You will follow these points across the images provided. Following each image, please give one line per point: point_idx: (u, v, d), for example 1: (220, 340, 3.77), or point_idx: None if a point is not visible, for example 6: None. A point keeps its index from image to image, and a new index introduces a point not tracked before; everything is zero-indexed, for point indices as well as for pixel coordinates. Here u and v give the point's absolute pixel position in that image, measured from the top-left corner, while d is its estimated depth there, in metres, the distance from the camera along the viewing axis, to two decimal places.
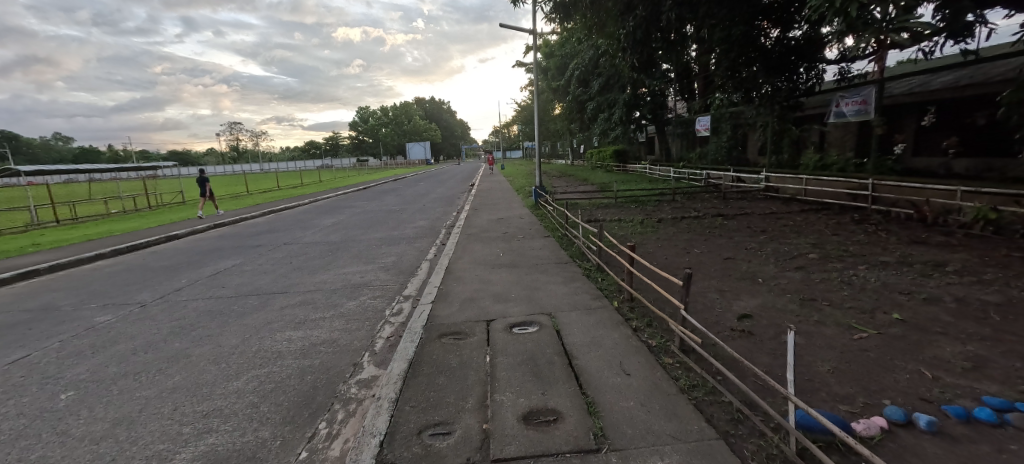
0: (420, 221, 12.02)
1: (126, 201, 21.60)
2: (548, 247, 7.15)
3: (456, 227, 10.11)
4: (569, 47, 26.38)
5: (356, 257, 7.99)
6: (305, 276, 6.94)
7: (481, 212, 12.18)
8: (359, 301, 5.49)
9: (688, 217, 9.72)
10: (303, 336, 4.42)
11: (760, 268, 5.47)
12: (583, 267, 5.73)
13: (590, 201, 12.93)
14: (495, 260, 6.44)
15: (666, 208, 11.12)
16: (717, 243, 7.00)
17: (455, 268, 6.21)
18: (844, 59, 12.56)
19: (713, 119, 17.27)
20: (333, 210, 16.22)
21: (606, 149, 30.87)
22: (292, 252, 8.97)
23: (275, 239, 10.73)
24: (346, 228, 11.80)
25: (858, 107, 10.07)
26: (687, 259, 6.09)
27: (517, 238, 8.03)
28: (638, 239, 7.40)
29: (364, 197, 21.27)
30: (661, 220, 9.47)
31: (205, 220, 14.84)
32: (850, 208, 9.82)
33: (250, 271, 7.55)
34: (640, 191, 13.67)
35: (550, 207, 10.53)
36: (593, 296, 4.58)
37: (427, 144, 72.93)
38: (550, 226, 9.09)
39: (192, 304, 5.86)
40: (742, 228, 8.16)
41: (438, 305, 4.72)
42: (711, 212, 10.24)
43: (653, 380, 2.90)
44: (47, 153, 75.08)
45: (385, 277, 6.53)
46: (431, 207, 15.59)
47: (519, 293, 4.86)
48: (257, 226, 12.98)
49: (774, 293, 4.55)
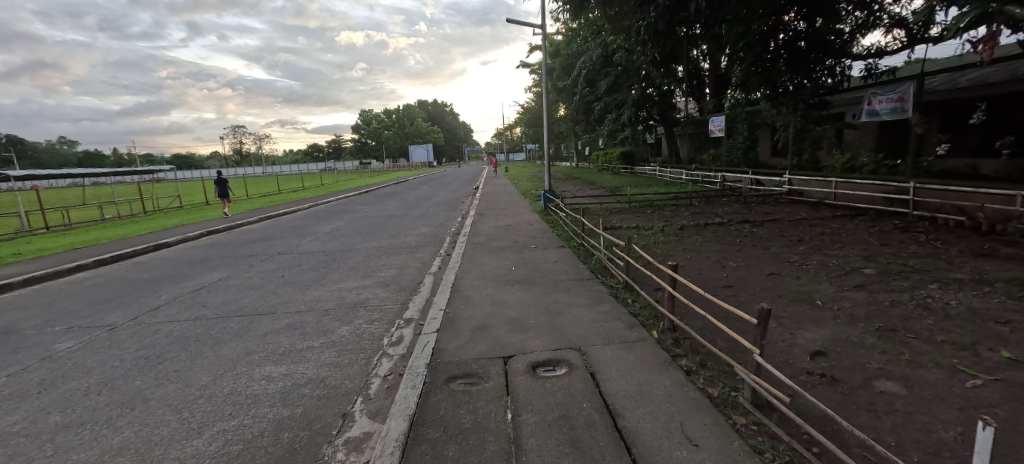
0: (423, 228, 11.35)
1: (121, 206, 21.01)
2: (565, 260, 6.44)
3: (462, 235, 9.42)
4: (575, 46, 25.69)
5: (353, 270, 7.30)
6: (296, 293, 6.25)
7: (487, 218, 11.48)
8: (353, 326, 4.80)
9: (712, 224, 9.01)
10: (286, 375, 3.74)
11: (815, 288, 4.74)
12: (609, 286, 5.03)
13: (602, 206, 12.21)
14: (507, 276, 5.73)
15: (686, 214, 10.39)
16: (754, 254, 6.28)
17: (462, 286, 5.51)
18: (873, 55, 11.84)
19: (728, 119, 16.54)
20: (332, 216, 15.55)
21: (613, 150, 30.16)
22: (284, 264, 8.30)
23: (269, 248, 10.07)
24: (344, 235, 11.12)
25: (893, 105, 9.36)
26: (724, 274, 5.38)
27: (529, 249, 7.33)
28: (664, 251, 6.70)
29: (364, 201, 20.59)
30: (684, 227, 8.76)
31: (198, 227, 14.21)
32: (887, 214, 9.09)
33: (236, 286, 6.87)
34: (655, 196, 12.96)
35: (562, 212, 9.82)
36: (627, 324, 3.89)
37: (429, 146, 72.51)
38: (563, 234, 8.41)
39: (166, 329, 5.18)
40: (775, 237, 7.44)
41: (444, 334, 4.03)
42: (736, 218, 9.52)
43: (731, 456, 2.21)
44: (50, 157, 75.00)
45: (383, 295, 5.84)
46: (434, 212, 14.91)
47: (538, 320, 4.15)
48: (252, 234, 12.31)
49: (843, 322, 3.82)
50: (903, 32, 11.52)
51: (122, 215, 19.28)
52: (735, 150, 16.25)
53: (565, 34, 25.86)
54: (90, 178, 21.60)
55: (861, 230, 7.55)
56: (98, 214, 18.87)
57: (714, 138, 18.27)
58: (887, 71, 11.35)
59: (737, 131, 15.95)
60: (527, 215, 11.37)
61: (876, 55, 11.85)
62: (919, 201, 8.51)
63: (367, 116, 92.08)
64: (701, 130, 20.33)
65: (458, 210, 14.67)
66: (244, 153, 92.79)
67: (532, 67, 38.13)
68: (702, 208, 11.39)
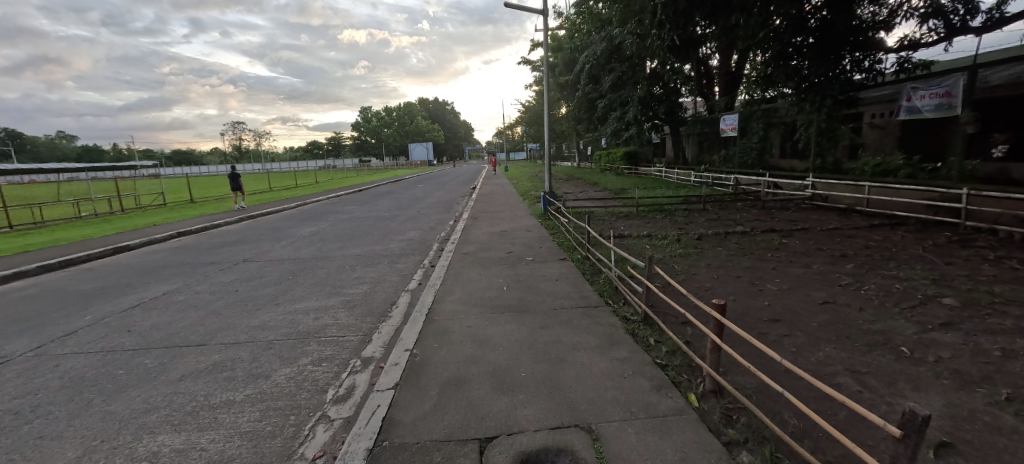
0: (410, 232, 10.33)
1: (99, 203, 19.97)
2: (566, 278, 5.38)
3: (450, 242, 8.39)
4: (579, 41, 24.59)
5: (319, 285, 6.24)
6: (242, 315, 5.19)
7: (481, 222, 10.42)
8: (297, 367, 3.75)
9: (733, 232, 7.97)
10: (179, 453, 2.69)
11: (890, 326, 3.67)
12: (623, 318, 3.97)
13: (608, 210, 11.17)
14: (495, 300, 4.67)
15: (701, 221, 9.34)
16: (794, 273, 5.23)
17: (440, 312, 4.47)
18: (905, 47, 10.79)
19: (742, 117, 15.47)
20: (317, 217, 14.53)
21: (616, 150, 29.17)
22: (245, 274, 7.25)
23: (236, 254, 9.01)
24: (322, 240, 10.07)
25: (940, 101, 8.43)
26: (766, 303, 4.33)
27: (525, 262, 6.27)
28: (684, 267, 5.66)
29: (355, 200, 19.57)
30: (701, 235, 7.72)
31: (170, 228, 13.18)
32: (931, 224, 8.06)
33: (178, 304, 5.81)
34: (665, 200, 11.93)
35: (563, 217, 8.79)
36: (653, 384, 2.83)
37: (428, 145, 71.78)
38: (564, 243, 7.38)
39: (66, 366, 4.14)
40: (811, 251, 6.38)
41: (405, 391, 2.97)
42: (759, 227, 8.47)
43: None
44: (48, 151, 74.21)
45: (345, 321, 4.77)
46: (426, 213, 13.90)
47: (533, 370, 3.10)
48: (224, 236, 11.26)
49: (953, 387, 2.77)
50: (941, 21, 10.44)
51: (100, 213, 18.28)
52: (748, 151, 15.16)
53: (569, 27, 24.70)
54: (68, 173, 20.52)
55: (912, 243, 6.50)
56: (74, 211, 17.84)
57: (724, 138, 17.22)
58: (923, 65, 10.32)
59: (752, 130, 14.85)
60: (526, 220, 10.31)
61: (909, 47, 10.80)
62: (972, 211, 7.48)
63: (367, 113, 91.07)
64: (710, 130, 19.28)
65: (452, 212, 13.62)
66: (242, 150, 91.74)
67: (534, 64, 37.10)
68: (717, 213, 10.36)
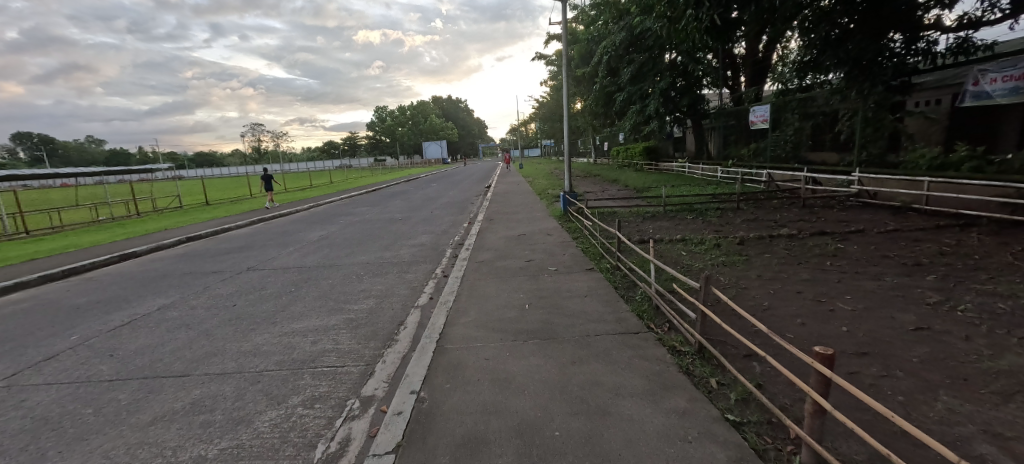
0: (423, 236, 9.80)
1: (116, 207, 19.98)
2: (596, 293, 4.71)
3: (465, 248, 7.82)
4: (596, 32, 23.59)
5: (321, 300, 5.69)
6: (233, 337, 4.66)
7: (497, 225, 9.79)
8: (285, 409, 3.16)
9: (777, 235, 7.20)
10: None
11: (1016, 363, 2.93)
12: (672, 351, 3.30)
13: (632, 210, 10.44)
14: (517, 323, 4.03)
15: (738, 222, 8.57)
16: (866, 289, 4.49)
17: (454, 338, 3.85)
18: (964, 26, 9.82)
19: (774, 108, 14.54)
20: (328, 219, 14.13)
21: (635, 146, 28.30)
22: (246, 285, 6.77)
23: (240, 261, 8.55)
24: (331, 245, 9.57)
25: (1014, 84, 7.69)
26: (843, 330, 3.61)
27: (547, 273, 5.62)
28: (730, 280, 4.97)
29: (368, 201, 19.19)
30: (742, 239, 6.98)
31: (181, 233, 12.91)
32: (1005, 224, 7.15)
33: (169, 322, 5.33)
34: (694, 199, 11.16)
35: (586, 220, 8.13)
36: (731, 454, 2.15)
37: (443, 143, 71.60)
38: (589, 250, 6.71)
39: (31, 401, 3.64)
40: (876, 258, 5.59)
41: (409, 457, 2.36)
42: (805, 229, 7.66)
43: None
44: (76, 155, 76.33)
45: (344, 346, 4.19)
46: (439, 215, 13.38)
47: (568, 427, 2.45)
48: (232, 242, 10.85)
49: None
50: None
51: (116, 216, 18.23)
52: (781, 144, 14.28)
53: (586, 17, 23.75)
54: (84, 177, 20.55)
55: (994, 248, 5.67)
56: (90, 216, 17.83)
57: (753, 131, 16.29)
58: (984, 47, 9.35)
59: (786, 121, 13.95)
60: (545, 222, 9.66)
61: (967, 26, 9.85)
62: None
63: (381, 112, 91.23)
64: (736, 123, 18.28)
65: (466, 214, 13.02)
66: (261, 151, 93.02)
67: (548, 58, 36.23)
68: (754, 213, 9.55)
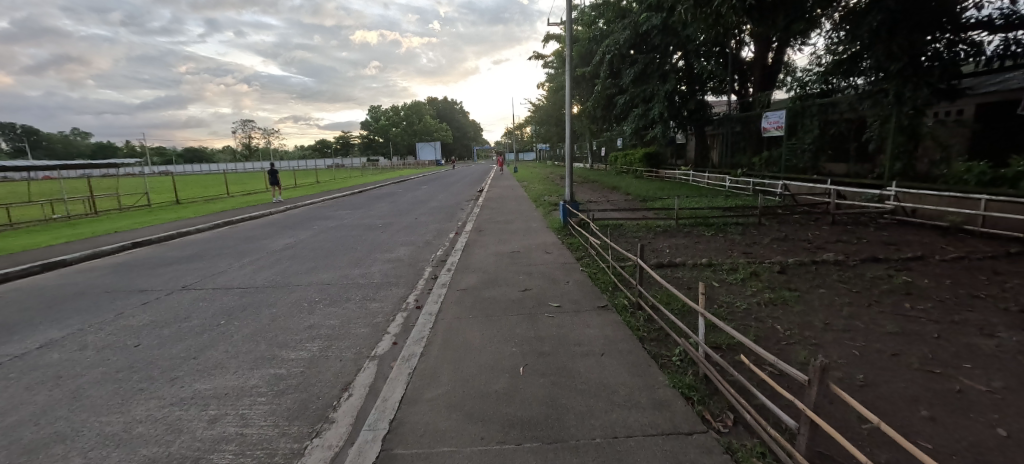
0: (402, 248, 8.53)
1: (75, 204, 18.34)
2: (619, 349, 3.44)
3: (448, 267, 6.55)
4: (597, 31, 22.39)
5: (251, 342, 4.33)
6: (106, 405, 3.30)
7: (487, 238, 8.54)
8: None
9: (820, 261, 6.04)
10: None
11: None
12: None
13: (641, 224, 9.27)
14: (507, 405, 2.73)
15: (766, 242, 7.42)
16: (985, 357, 3.30)
17: (412, 433, 2.54)
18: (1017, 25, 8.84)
19: (789, 114, 13.49)
20: (301, 223, 12.77)
21: (634, 151, 27.35)
22: (169, 313, 5.38)
23: (179, 277, 7.18)
24: (294, 258, 8.20)
25: None
26: (1004, 439, 2.39)
27: (547, 311, 4.33)
28: (792, 334, 3.73)
29: (351, 204, 17.87)
30: (781, 265, 5.79)
31: (132, 236, 11.44)
32: None
33: (38, 372, 3.95)
34: (708, 212, 9.99)
35: (592, 237, 6.93)
36: None
37: (437, 144, 70.40)
38: (598, 277, 5.45)
39: None
40: (965, 301, 4.45)
41: None
42: (850, 252, 6.53)
43: None
44: (62, 147, 74.23)
45: (252, 432, 2.84)
46: (425, 221, 12.13)
47: None
48: (182, 250, 9.43)
49: None
50: None
51: (72, 213, 16.60)
52: (797, 152, 13.23)
53: (586, 16, 22.65)
54: (41, 171, 18.88)
55: None
56: (44, 213, 16.26)
57: (765, 138, 15.22)
58: None
59: (804, 128, 12.89)
60: (542, 235, 8.45)
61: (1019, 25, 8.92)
62: None
63: (375, 111, 89.91)
64: (744, 130, 17.18)
65: (454, 222, 11.70)
66: (250, 148, 91.10)
67: (546, 58, 35.20)
68: (781, 230, 8.38)
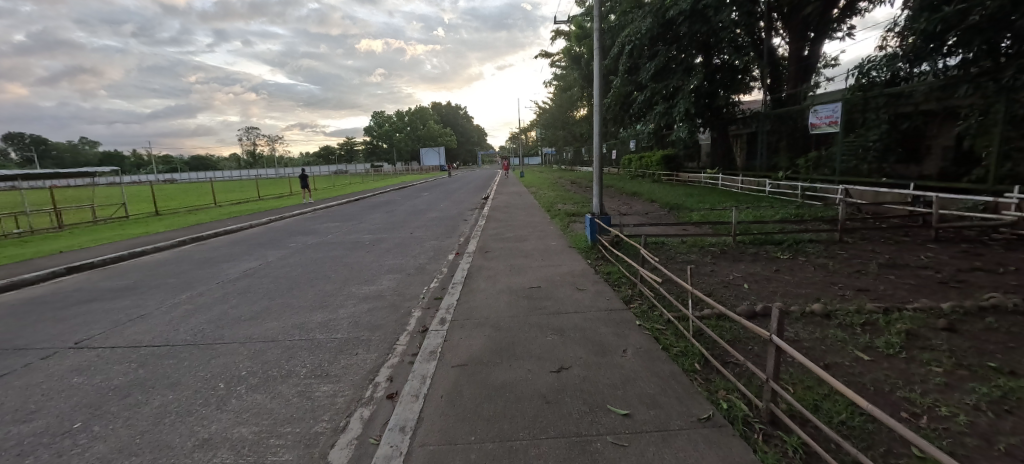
0: (387, 276, 6.67)
1: (39, 216, 16.51)
2: None
3: (444, 313, 4.67)
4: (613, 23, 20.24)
5: None
6: None
7: (496, 263, 6.67)
8: None
9: (989, 305, 4.08)
10: None
11: None
12: None
13: (689, 242, 7.42)
14: None
15: (871, 269, 5.51)
16: None
17: None
18: None
19: (846, 107, 11.57)
20: (277, 240, 10.94)
21: (650, 153, 25.54)
22: (11, 403, 3.49)
23: (81, 325, 5.28)
24: (246, 292, 6.31)
25: None
26: None
27: (611, 433, 2.40)
28: None
29: (343, 215, 16.07)
30: (939, 318, 3.83)
31: (75, 257, 9.59)
32: None
33: None
34: (768, 226, 8.07)
35: (640, 268, 4.99)
36: None
37: (441, 150, 68.90)
38: (670, 344, 3.49)
39: None
40: None
41: None
42: (1010, 289, 4.61)
43: None
44: (68, 157, 73.42)
45: None
46: (421, 237, 10.31)
47: None
48: (117, 280, 7.54)
49: None
50: None
51: (27, 228, 14.70)
52: (857, 151, 11.23)
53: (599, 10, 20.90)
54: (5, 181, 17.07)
55: None
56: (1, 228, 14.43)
57: (811, 137, 13.26)
58: None
59: (867, 122, 10.90)
60: (566, 259, 6.58)
61: None
62: None
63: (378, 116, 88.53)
64: (779, 128, 15.19)
65: (455, 238, 9.82)
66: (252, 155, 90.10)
67: (553, 57, 33.37)
68: (877, 252, 6.44)
